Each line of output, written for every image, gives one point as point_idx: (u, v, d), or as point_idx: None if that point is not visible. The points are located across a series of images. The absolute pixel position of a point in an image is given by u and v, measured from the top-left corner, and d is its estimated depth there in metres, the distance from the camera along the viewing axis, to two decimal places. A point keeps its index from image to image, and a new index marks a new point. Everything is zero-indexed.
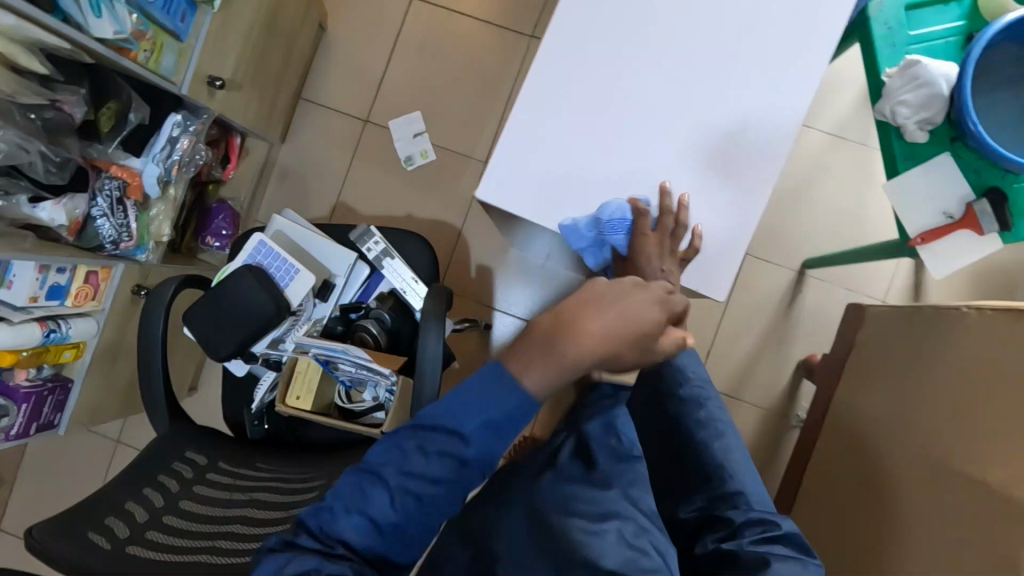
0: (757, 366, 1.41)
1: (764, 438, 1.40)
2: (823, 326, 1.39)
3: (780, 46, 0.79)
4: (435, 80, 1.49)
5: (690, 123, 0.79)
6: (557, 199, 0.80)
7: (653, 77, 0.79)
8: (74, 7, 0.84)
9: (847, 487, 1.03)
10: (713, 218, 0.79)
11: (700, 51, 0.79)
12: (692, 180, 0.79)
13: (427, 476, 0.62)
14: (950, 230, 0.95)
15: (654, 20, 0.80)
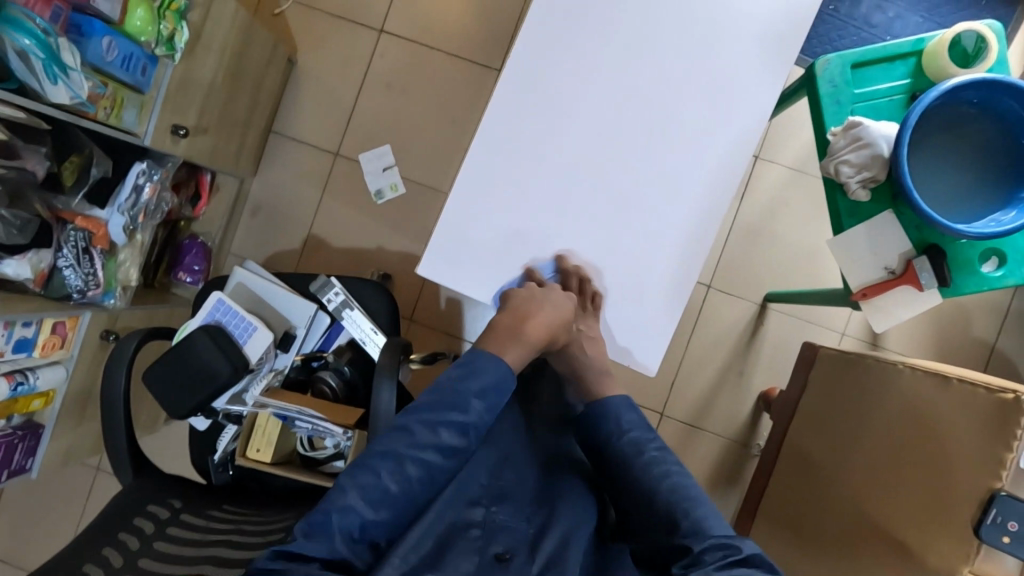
0: (719, 397, 1.44)
1: (726, 467, 1.44)
2: (783, 358, 1.43)
3: (724, 85, 0.84)
4: (404, 113, 1.50)
5: (630, 193, 0.84)
6: (507, 252, 0.85)
7: (607, 114, 0.84)
8: (29, 74, 0.86)
9: (789, 499, 1.09)
10: (659, 268, 0.84)
11: (651, 91, 0.84)
12: (647, 213, 0.84)
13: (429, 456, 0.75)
14: (893, 284, 0.97)
15: (606, 60, 0.84)
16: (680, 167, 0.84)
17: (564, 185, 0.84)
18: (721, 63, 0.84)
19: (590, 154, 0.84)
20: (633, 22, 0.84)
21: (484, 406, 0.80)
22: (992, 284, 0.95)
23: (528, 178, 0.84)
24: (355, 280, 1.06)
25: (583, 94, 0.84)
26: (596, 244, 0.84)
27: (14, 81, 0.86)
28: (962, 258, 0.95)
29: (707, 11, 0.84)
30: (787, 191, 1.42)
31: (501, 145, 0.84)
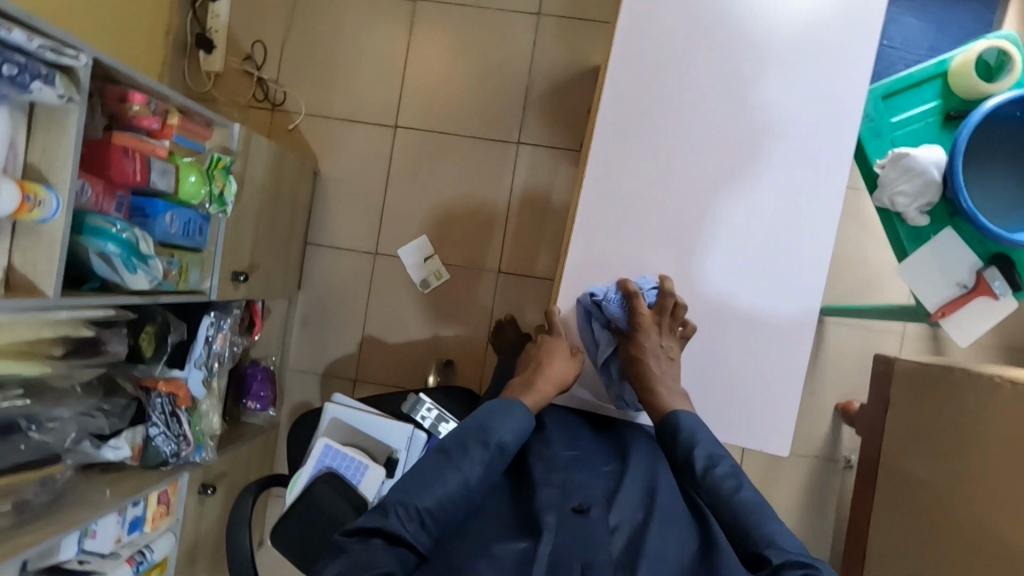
0: (796, 417, 1.46)
1: (817, 484, 1.46)
2: (850, 368, 1.44)
3: (806, 92, 0.84)
4: (432, 202, 1.53)
5: (734, 261, 0.86)
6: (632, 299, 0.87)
7: (699, 149, 0.85)
8: (110, 271, 0.88)
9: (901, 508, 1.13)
10: (786, 283, 0.86)
11: (735, 119, 0.85)
12: (762, 231, 0.86)
13: (474, 466, 0.76)
14: (967, 299, 1.00)
15: (681, 98, 0.85)
16: (779, 228, 0.86)
17: (664, 258, 0.86)
18: (801, 118, 0.85)
19: (688, 229, 0.86)
20: (697, 56, 0.85)
21: (516, 430, 0.80)
22: None
23: (633, 261, 0.87)
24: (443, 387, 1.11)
25: (671, 172, 0.86)
26: (707, 318, 0.87)
27: (96, 280, 0.89)
28: None
29: (778, 67, 0.85)
30: None
31: (601, 232, 0.87)
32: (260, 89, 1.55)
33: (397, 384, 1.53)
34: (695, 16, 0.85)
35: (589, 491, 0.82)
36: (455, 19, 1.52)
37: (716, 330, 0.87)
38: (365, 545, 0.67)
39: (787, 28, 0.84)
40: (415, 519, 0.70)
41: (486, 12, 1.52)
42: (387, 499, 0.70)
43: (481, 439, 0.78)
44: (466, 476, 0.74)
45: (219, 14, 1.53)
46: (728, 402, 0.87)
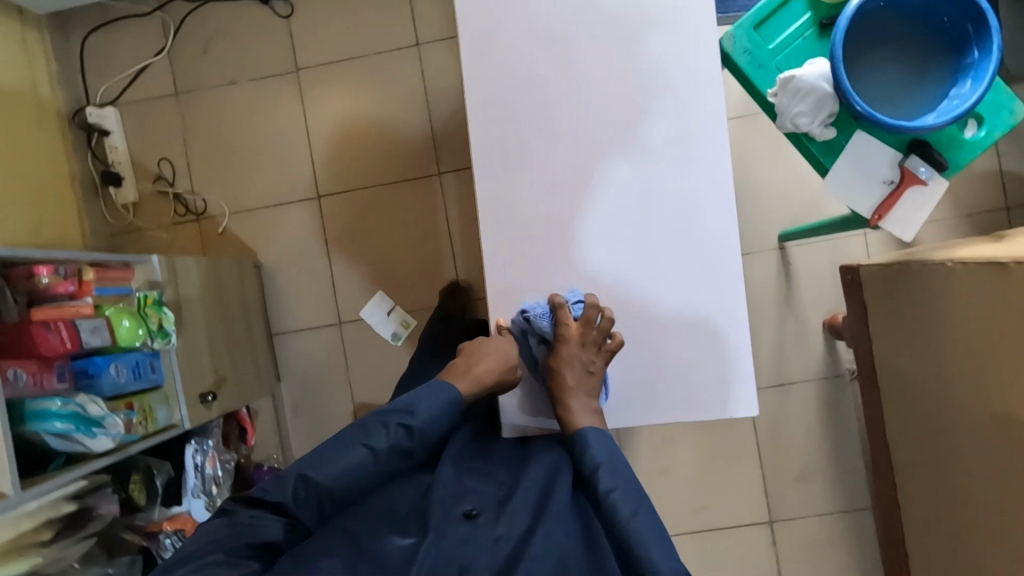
0: (788, 347, 1.45)
1: (829, 403, 1.45)
2: (823, 284, 1.44)
3: (671, 75, 0.88)
4: (377, 255, 1.53)
5: (642, 255, 0.89)
6: None
7: (584, 157, 0.89)
8: (71, 443, 0.90)
9: (911, 407, 1.13)
10: (703, 262, 0.89)
11: (610, 118, 0.89)
12: (666, 219, 0.89)
13: (382, 447, 0.82)
14: (898, 193, 0.99)
15: (556, 115, 0.89)
16: (679, 207, 0.89)
17: (580, 267, 0.90)
18: (658, 101, 0.88)
19: (590, 239, 0.90)
20: (560, 72, 0.89)
21: (437, 412, 0.84)
22: (986, 146, 0.97)
23: (551, 282, 0.91)
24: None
25: (556, 191, 0.90)
26: (636, 315, 0.90)
27: (60, 456, 0.91)
28: (946, 139, 0.98)
29: (622, 62, 0.88)
30: (749, 137, 1.44)
31: (512, 263, 0.90)
32: (179, 204, 1.55)
33: None
34: (531, 38, 0.89)
35: (482, 496, 0.82)
36: (342, 74, 1.52)
37: (647, 324, 0.90)
38: (254, 515, 0.76)
39: (631, 19, 0.88)
40: (309, 494, 0.78)
41: (369, 57, 1.51)
42: (292, 470, 0.79)
43: (401, 419, 0.83)
44: (371, 451, 0.81)
45: (116, 145, 1.53)
46: (663, 394, 0.90)
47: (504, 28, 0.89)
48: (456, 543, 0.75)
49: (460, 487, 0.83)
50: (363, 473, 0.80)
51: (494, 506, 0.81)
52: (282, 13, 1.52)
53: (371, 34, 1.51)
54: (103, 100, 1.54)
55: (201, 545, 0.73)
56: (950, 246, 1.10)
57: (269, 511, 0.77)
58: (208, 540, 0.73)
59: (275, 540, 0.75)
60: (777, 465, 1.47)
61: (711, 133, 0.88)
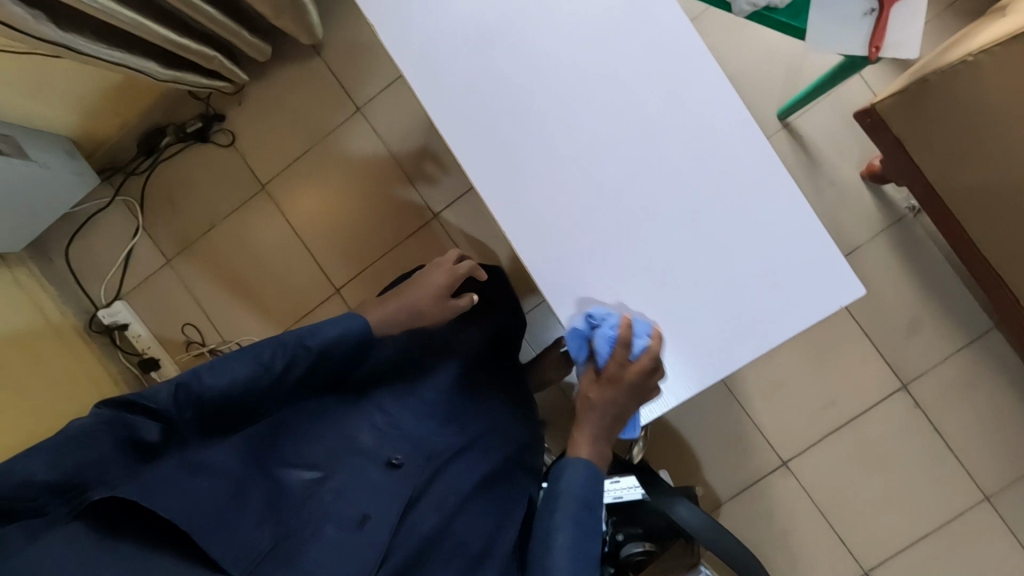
0: (839, 214, 1.40)
1: (905, 248, 1.39)
2: (842, 140, 1.39)
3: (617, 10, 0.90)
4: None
5: (672, 194, 0.88)
6: (626, 272, 0.88)
7: (575, 117, 0.90)
8: None
9: (995, 212, 1.06)
10: (730, 160, 0.88)
11: (580, 70, 0.90)
12: (676, 137, 0.88)
13: (278, 367, 0.79)
14: (884, 18, 0.94)
15: (531, 94, 0.90)
16: (683, 118, 0.88)
17: (619, 221, 0.88)
18: (615, 52, 0.90)
19: (618, 206, 0.89)
20: (516, 56, 0.90)
21: (339, 337, 0.82)
22: None
23: (606, 264, 0.88)
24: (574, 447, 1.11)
25: (564, 178, 0.89)
26: (700, 255, 0.87)
27: None
28: None
29: (565, 36, 0.90)
30: (709, 35, 1.39)
31: (561, 263, 0.89)
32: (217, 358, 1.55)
33: None
34: (474, 56, 0.90)
35: (403, 443, 0.87)
36: (303, 169, 1.52)
37: (715, 257, 0.87)
38: (128, 417, 0.71)
39: None
40: (190, 404, 0.73)
41: (321, 142, 1.51)
42: (174, 377, 0.73)
43: (305, 341, 0.80)
44: (269, 370, 0.78)
45: (140, 333, 1.54)
46: (765, 321, 0.86)
47: (445, 59, 0.90)
48: (366, 492, 0.78)
49: (391, 432, 0.88)
50: (248, 389, 0.77)
51: (416, 459, 0.86)
52: (225, 141, 1.52)
53: (313, 121, 1.51)
54: (109, 298, 1.56)
55: (71, 441, 0.67)
56: (956, 44, 1.05)
57: (147, 412, 0.73)
58: (87, 429, 0.69)
59: (149, 438, 0.72)
60: (882, 329, 1.42)
61: (679, 41, 0.89)
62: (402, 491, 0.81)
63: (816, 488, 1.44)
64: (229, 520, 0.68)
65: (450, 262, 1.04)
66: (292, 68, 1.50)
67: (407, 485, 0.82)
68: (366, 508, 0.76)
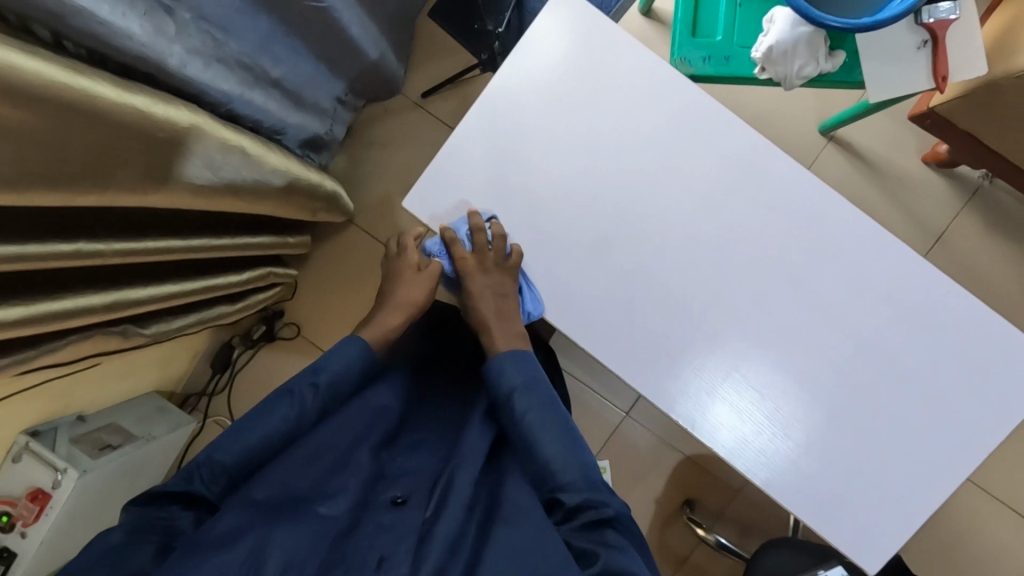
0: (915, 206, 1.35)
1: (991, 217, 1.35)
2: (892, 134, 1.35)
3: (702, 152, 0.82)
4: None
5: (850, 334, 0.81)
6: (819, 429, 0.81)
7: (706, 279, 0.82)
8: None
9: None
10: (881, 277, 0.81)
11: (693, 231, 0.81)
12: (815, 269, 0.81)
13: (286, 420, 0.82)
14: (941, 47, 0.90)
15: (649, 273, 0.82)
16: (815, 248, 0.81)
17: (793, 375, 0.81)
18: (747, 204, 0.81)
19: (794, 361, 0.81)
20: (617, 238, 0.82)
21: (347, 366, 0.89)
22: None
23: (803, 425, 0.81)
24: (766, 545, 1.07)
25: (733, 352, 0.81)
26: (900, 388, 0.81)
27: None
28: None
29: (684, 196, 0.82)
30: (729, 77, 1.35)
31: (751, 435, 0.81)
32: None
33: (683, 556, 1.46)
34: (595, 258, 0.82)
35: (410, 481, 0.79)
36: None
37: (915, 388, 0.81)
38: (166, 512, 0.73)
39: (630, 143, 0.82)
40: (217, 477, 0.76)
41: None
42: (195, 458, 0.77)
43: (310, 381, 0.86)
44: (295, 415, 0.83)
45: None
46: (984, 431, 0.81)
47: (552, 258, 0.82)
48: (378, 532, 0.68)
49: (393, 474, 0.80)
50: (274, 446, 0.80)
51: (425, 492, 0.76)
52: (291, 333, 1.52)
53: (370, 292, 1.49)
54: None
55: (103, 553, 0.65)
56: (1000, 30, 1.03)
57: (181, 506, 0.74)
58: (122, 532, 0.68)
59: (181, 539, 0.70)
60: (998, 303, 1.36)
61: (780, 171, 0.81)
62: (415, 524, 0.70)
63: (986, 478, 1.37)
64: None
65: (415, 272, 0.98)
66: (332, 244, 1.50)
67: (418, 518, 0.71)
68: (383, 549, 0.66)
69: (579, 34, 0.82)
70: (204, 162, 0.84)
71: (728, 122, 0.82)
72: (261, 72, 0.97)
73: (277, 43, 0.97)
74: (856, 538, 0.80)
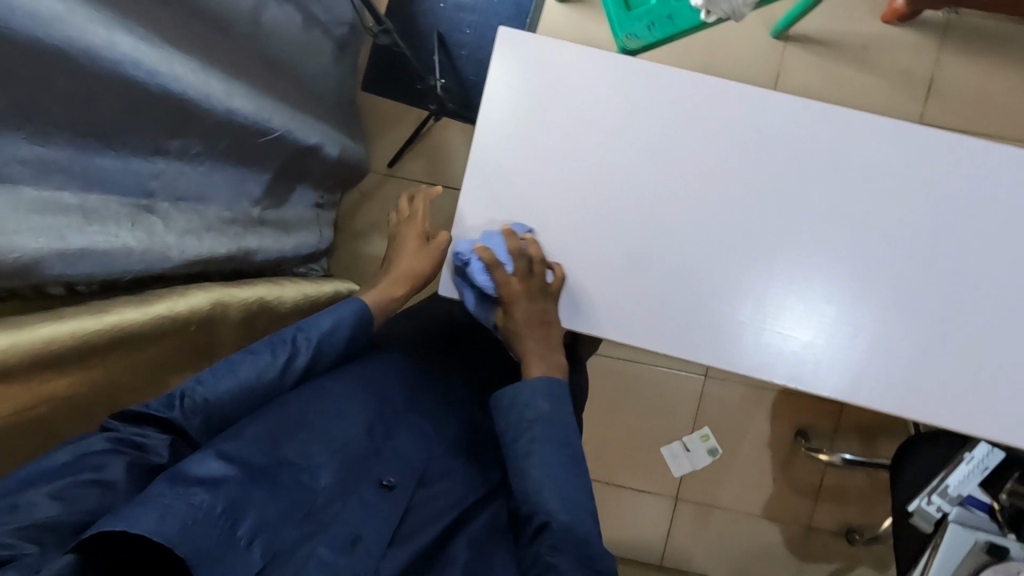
0: (894, 66, 1.32)
1: (972, 45, 1.32)
2: (843, 8, 1.32)
3: (695, 125, 0.78)
4: (638, 432, 1.46)
5: (916, 236, 0.78)
6: (924, 339, 0.78)
7: (749, 242, 0.79)
8: None
9: None
10: (921, 170, 0.77)
11: (718, 203, 0.78)
12: (852, 188, 0.78)
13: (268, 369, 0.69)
14: None
15: (693, 262, 0.79)
16: (845, 170, 0.78)
17: (876, 300, 0.78)
18: (759, 158, 0.78)
19: (870, 285, 0.78)
20: (649, 240, 0.79)
21: (336, 331, 0.79)
22: None
23: (910, 341, 0.78)
24: (901, 451, 1.06)
25: (807, 298, 0.78)
26: (986, 270, 0.78)
27: None
28: None
29: (695, 172, 0.78)
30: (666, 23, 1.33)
31: (862, 370, 0.78)
32: None
33: (816, 484, 1.45)
34: (638, 270, 0.79)
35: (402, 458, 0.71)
36: None
37: (1002, 265, 0.78)
38: (138, 430, 0.57)
39: (621, 145, 0.79)
40: (199, 413, 0.61)
41: None
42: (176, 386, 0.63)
43: (302, 334, 0.75)
44: (274, 365, 0.70)
45: None
46: None
47: (597, 286, 0.79)
48: (353, 510, 0.62)
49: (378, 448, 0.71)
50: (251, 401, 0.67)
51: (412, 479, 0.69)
52: None
53: None
54: None
55: (70, 468, 0.52)
56: None
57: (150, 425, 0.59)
58: (80, 456, 0.53)
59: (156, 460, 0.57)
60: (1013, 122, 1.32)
61: (778, 111, 0.78)
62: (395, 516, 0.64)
63: None
64: (228, 530, 0.51)
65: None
66: None
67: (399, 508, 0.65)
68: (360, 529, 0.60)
69: (527, 74, 0.79)
70: (217, 307, 0.81)
71: (706, 88, 0.78)
72: (246, 218, 0.97)
73: (250, 185, 0.97)
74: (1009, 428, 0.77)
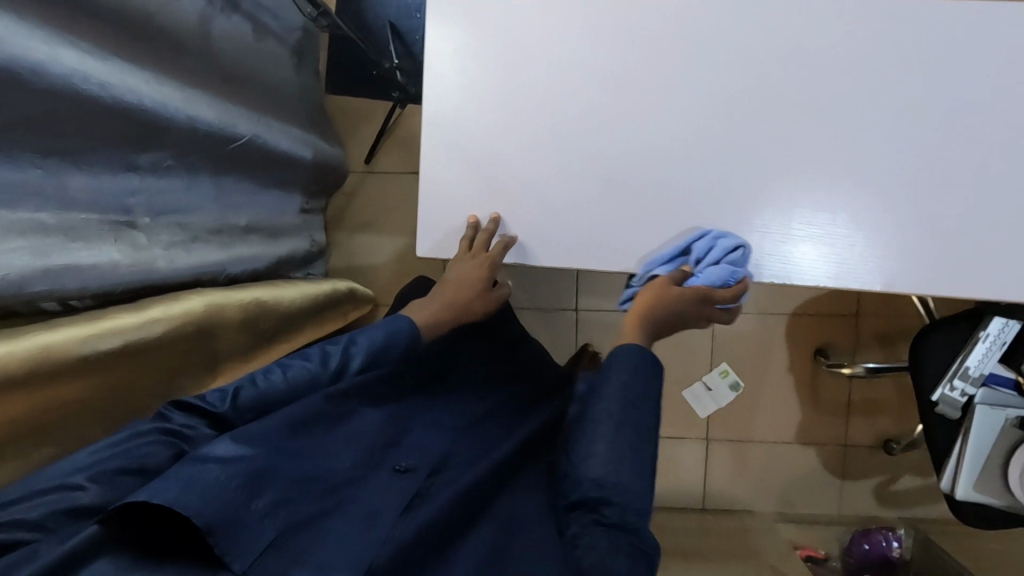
0: None
1: None
2: None
3: (645, 38, 0.76)
4: None
5: (897, 105, 0.74)
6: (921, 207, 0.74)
7: (720, 144, 0.76)
8: None
9: None
10: (890, 35, 0.74)
11: (682, 112, 0.76)
12: (820, 70, 0.75)
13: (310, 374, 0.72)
14: None
15: (667, 174, 0.77)
16: (810, 52, 0.75)
17: (863, 177, 0.75)
18: (716, 58, 0.76)
19: (856, 162, 0.75)
20: (619, 162, 0.78)
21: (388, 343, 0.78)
22: None
23: (907, 213, 0.74)
24: (916, 340, 1.04)
25: (793, 190, 0.76)
26: (977, 125, 0.73)
27: None
28: None
29: (653, 86, 0.77)
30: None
31: (859, 252, 0.76)
32: None
33: (845, 400, 1.43)
34: (613, 195, 0.78)
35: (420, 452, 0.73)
36: None
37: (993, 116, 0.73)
38: (189, 420, 0.62)
39: (574, 72, 0.78)
40: (248, 411, 0.66)
41: None
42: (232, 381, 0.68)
43: (351, 344, 0.77)
44: (316, 371, 0.73)
45: None
46: None
47: (576, 217, 0.79)
48: (370, 491, 0.65)
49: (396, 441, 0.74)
50: (300, 395, 0.71)
51: (428, 463, 0.72)
52: None
53: None
54: None
55: (120, 451, 0.56)
56: None
57: (202, 419, 0.64)
58: (133, 441, 0.57)
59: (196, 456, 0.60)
60: None
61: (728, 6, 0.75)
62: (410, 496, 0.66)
63: None
64: (245, 500, 0.54)
65: (483, 254, 0.81)
66: None
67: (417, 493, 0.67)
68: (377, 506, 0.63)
69: (470, 23, 0.79)
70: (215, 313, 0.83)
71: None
72: (233, 228, 0.99)
73: (232, 193, 0.98)
74: (1014, 283, 0.74)
